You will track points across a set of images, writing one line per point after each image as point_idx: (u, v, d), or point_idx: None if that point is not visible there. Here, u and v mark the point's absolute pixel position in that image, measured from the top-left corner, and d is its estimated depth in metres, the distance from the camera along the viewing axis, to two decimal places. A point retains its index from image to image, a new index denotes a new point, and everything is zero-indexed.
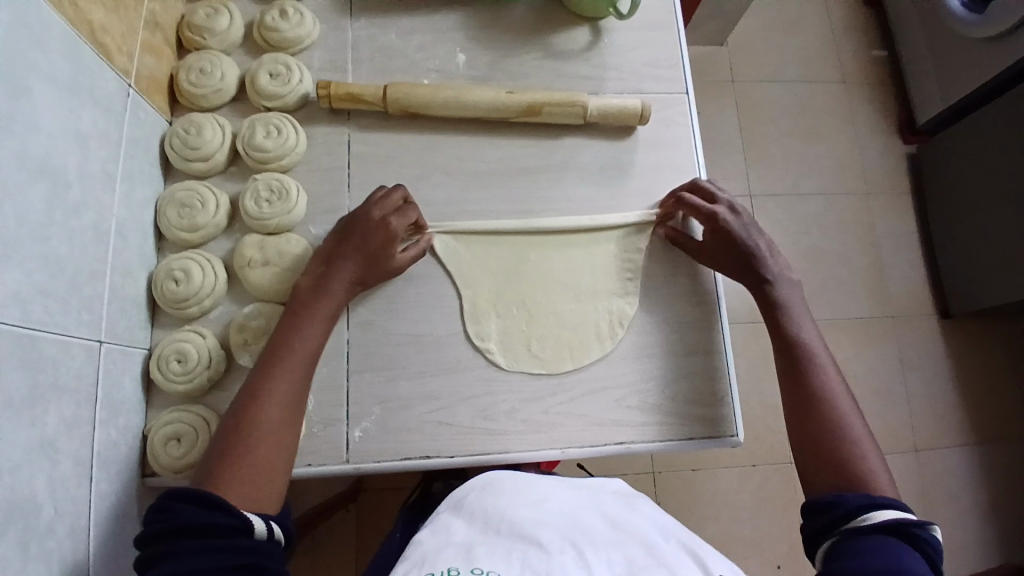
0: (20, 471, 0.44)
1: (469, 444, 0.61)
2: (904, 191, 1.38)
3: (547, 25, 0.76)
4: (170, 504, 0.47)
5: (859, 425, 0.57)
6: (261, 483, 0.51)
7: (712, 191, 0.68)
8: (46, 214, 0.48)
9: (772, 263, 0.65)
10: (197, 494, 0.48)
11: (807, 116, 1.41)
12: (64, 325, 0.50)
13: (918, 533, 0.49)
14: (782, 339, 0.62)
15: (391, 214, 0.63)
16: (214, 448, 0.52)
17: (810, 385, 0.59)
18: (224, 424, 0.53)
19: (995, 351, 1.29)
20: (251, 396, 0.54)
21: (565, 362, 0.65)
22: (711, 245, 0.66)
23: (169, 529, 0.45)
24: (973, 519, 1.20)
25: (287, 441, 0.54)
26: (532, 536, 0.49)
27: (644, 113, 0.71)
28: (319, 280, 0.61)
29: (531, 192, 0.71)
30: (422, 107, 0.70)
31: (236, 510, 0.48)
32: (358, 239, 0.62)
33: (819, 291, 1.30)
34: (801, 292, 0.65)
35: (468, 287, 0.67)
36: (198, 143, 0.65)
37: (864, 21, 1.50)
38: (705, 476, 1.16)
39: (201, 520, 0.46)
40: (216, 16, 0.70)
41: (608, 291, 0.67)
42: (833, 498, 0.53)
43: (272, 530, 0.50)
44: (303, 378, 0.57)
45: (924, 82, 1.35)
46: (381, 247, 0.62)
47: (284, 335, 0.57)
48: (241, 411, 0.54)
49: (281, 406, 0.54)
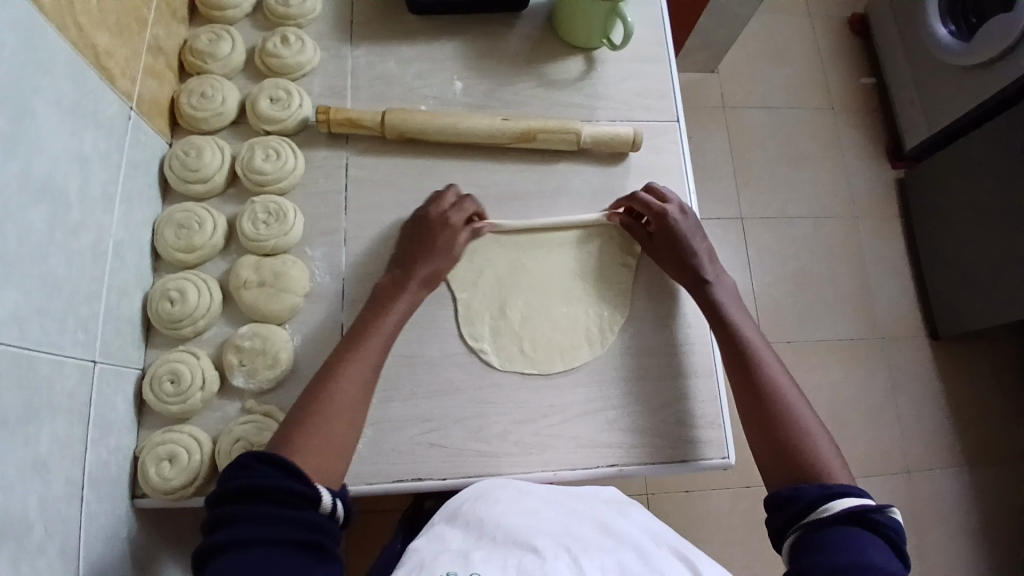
0: (13, 489, 0.44)
1: (462, 466, 0.62)
2: (891, 216, 1.41)
3: (542, 56, 0.78)
4: (253, 465, 0.49)
5: (805, 411, 0.59)
6: (331, 457, 0.53)
7: (664, 192, 0.70)
8: (47, 234, 0.49)
9: (708, 266, 0.67)
10: (277, 461, 0.49)
11: (795, 141, 1.44)
12: (60, 344, 0.50)
13: (878, 519, 0.50)
14: (728, 339, 0.63)
15: (449, 210, 0.67)
16: (291, 420, 0.54)
17: (760, 383, 0.60)
18: (300, 400, 0.56)
19: (984, 373, 1.30)
20: (330, 371, 0.57)
21: (556, 363, 0.66)
22: (657, 244, 0.68)
23: (245, 489, 0.47)
24: (965, 542, 1.19)
25: (355, 422, 0.56)
26: (527, 541, 0.50)
27: (636, 141, 0.73)
28: (390, 276, 0.64)
29: (525, 216, 0.72)
30: (420, 133, 0.71)
31: (309, 480, 0.49)
32: (426, 236, 0.66)
33: (808, 313, 1.31)
34: (736, 292, 0.67)
35: (462, 291, 0.68)
36: (198, 165, 0.66)
37: (850, 51, 1.54)
38: (698, 497, 1.16)
39: (278, 486, 0.48)
40: (218, 42, 0.72)
41: (599, 295, 0.69)
42: (791, 493, 0.54)
43: (336, 507, 0.51)
44: (377, 361, 0.59)
45: (910, 110, 1.39)
46: (443, 243, 0.66)
47: (365, 319, 0.61)
48: (316, 389, 0.56)
49: (360, 385, 0.57)
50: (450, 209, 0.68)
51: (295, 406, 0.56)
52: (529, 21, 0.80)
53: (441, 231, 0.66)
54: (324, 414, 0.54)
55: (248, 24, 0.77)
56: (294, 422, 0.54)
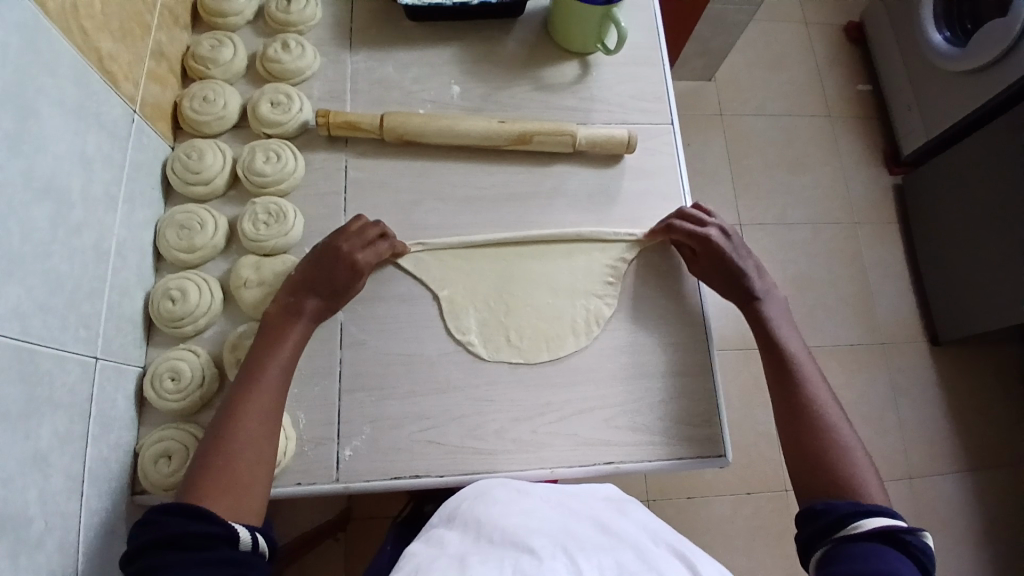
0: (13, 482, 0.45)
1: (459, 463, 0.62)
2: (888, 220, 1.42)
3: (539, 61, 0.79)
4: (160, 517, 0.48)
5: (845, 428, 0.59)
6: (243, 492, 0.52)
7: (700, 216, 0.69)
8: (49, 232, 0.50)
9: (758, 282, 0.68)
10: (184, 506, 0.48)
11: (792, 147, 1.45)
12: (62, 340, 0.51)
13: (909, 540, 0.50)
14: (772, 355, 0.64)
15: (360, 245, 0.65)
16: (193, 469, 0.53)
17: (801, 396, 0.61)
18: (201, 447, 0.54)
19: (984, 378, 1.30)
20: (231, 409, 0.55)
21: (542, 352, 0.66)
22: (703, 263, 0.68)
23: (156, 543, 0.46)
24: (969, 546, 1.19)
25: (264, 467, 0.54)
26: (524, 543, 0.50)
27: (630, 143, 0.74)
28: (284, 308, 0.62)
29: (521, 217, 0.73)
30: (417, 135, 0.72)
31: (224, 520, 0.49)
32: (327, 270, 0.63)
33: (807, 317, 1.32)
34: (786, 308, 0.68)
35: (443, 288, 0.69)
36: (199, 168, 0.68)
37: (846, 57, 1.56)
38: (699, 503, 1.16)
39: (191, 529, 0.47)
40: (220, 48, 0.73)
41: (587, 290, 0.70)
42: (823, 507, 0.54)
43: (257, 541, 0.51)
44: (277, 398, 0.57)
45: (907, 115, 1.40)
46: (347, 277, 0.64)
47: (258, 358, 0.59)
48: (215, 436, 0.54)
49: (258, 426, 0.55)
50: (362, 244, 0.65)
51: (199, 448, 0.54)
52: (525, 27, 0.81)
53: (346, 264, 0.63)
54: (225, 456, 0.53)
55: (249, 31, 0.78)
56: (199, 464, 0.53)
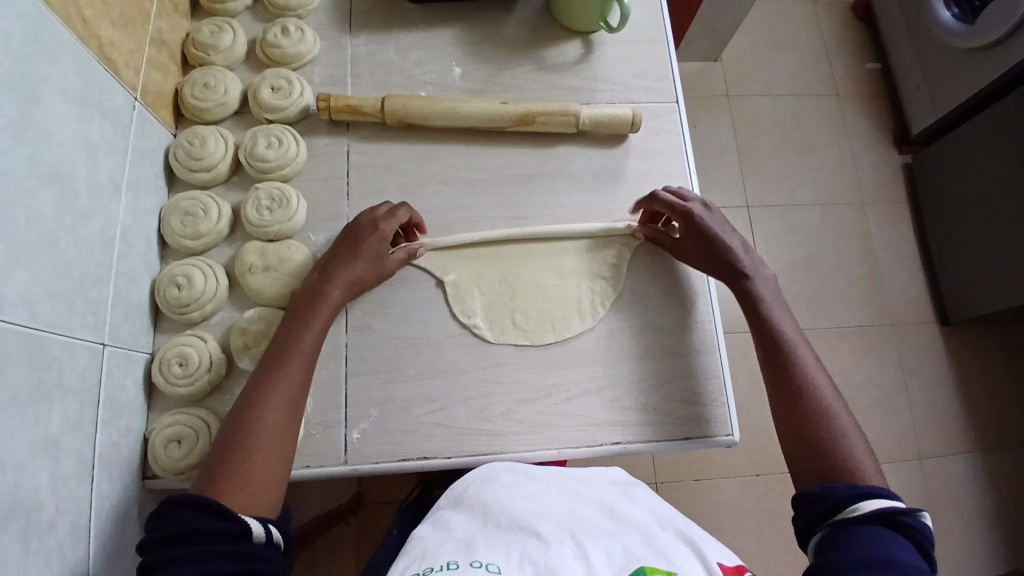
0: (24, 466, 0.45)
1: (466, 445, 0.62)
2: (897, 200, 1.40)
3: (541, 41, 0.78)
4: (170, 511, 0.48)
5: (843, 414, 0.58)
6: (266, 482, 0.53)
7: (682, 193, 0.69)
8: (55, 219, 0.50)
9: (746, 259, 0.67)
10: (193, 500, 0.49)
11: (799, 128, 1.43)
12: (70, 327, 0.51)
13: (907, 521, 0.50)
14: (766, 338, 0.63)
15: (381, 218, 0.65)
16: (215, 455, 0.53)
17: (794, 377, 0.60)
18: (224, 432, 0.55)
19: (995, 358, 1.29)
20: (252, 398, 0.56)
21: (547, 334, 0.66)
22: (686, 242, 0.68)
23: (168, 537, 0.47)
24: (979, 527, 1.18)
25: (283, 456, 0.55)
26: (532, 527, 0.50)
27: (635, 121, 0.73)
28: (310, 285, 0.63)
29: (525, 199, 0.72)
30: (419, 118, 0.72)
31: (233, 514, 0.49)
32: (354, 244, 0.64)
33: (815, 299, 1.31)
34: (776, 287, 0.67)
35: (448, 272, 0.68)
36: (201, 154, 0.68)
37: (854, 35, 1.53)
38: (708, 485, 1.16)
39: (203, 524, 0.47)
40: (220, 34, 0.73)
41: (592, 271, 0.69)
42: (820, 491, 0.53)
43: (271, 533, 0.51)
44: (301, 382, 0.58)
45: (915, 94, 1.38)
46: (371, 251, 0.64)
47: (284, 340, 0.59)
48: (238, 423, 0.54)
49: (280, 412, 0.56)
50: (383, 218, 0.65)
51: (223, 432, 0.55)
52: (526, 8, 0.80)
53: (370, 234, 0.65)
54: (248, 444, 0.53)
55: (249, 17, 0.78)
56: (223, 449, 0.53)
